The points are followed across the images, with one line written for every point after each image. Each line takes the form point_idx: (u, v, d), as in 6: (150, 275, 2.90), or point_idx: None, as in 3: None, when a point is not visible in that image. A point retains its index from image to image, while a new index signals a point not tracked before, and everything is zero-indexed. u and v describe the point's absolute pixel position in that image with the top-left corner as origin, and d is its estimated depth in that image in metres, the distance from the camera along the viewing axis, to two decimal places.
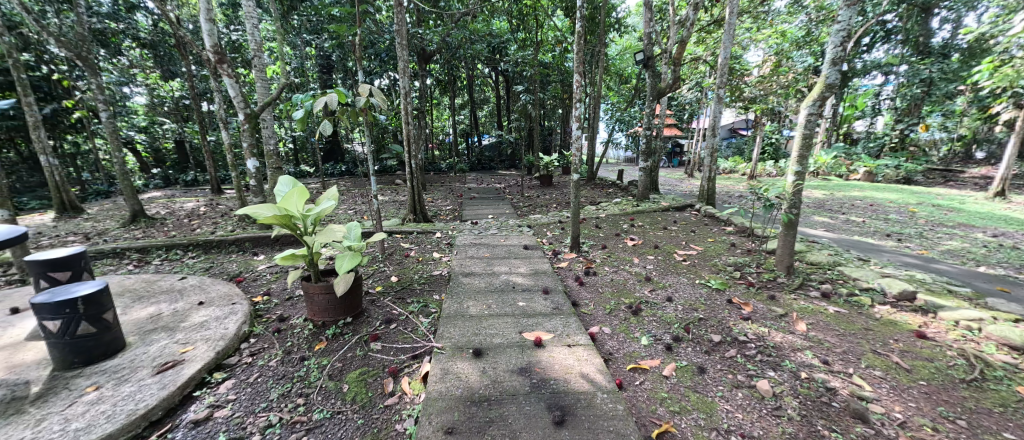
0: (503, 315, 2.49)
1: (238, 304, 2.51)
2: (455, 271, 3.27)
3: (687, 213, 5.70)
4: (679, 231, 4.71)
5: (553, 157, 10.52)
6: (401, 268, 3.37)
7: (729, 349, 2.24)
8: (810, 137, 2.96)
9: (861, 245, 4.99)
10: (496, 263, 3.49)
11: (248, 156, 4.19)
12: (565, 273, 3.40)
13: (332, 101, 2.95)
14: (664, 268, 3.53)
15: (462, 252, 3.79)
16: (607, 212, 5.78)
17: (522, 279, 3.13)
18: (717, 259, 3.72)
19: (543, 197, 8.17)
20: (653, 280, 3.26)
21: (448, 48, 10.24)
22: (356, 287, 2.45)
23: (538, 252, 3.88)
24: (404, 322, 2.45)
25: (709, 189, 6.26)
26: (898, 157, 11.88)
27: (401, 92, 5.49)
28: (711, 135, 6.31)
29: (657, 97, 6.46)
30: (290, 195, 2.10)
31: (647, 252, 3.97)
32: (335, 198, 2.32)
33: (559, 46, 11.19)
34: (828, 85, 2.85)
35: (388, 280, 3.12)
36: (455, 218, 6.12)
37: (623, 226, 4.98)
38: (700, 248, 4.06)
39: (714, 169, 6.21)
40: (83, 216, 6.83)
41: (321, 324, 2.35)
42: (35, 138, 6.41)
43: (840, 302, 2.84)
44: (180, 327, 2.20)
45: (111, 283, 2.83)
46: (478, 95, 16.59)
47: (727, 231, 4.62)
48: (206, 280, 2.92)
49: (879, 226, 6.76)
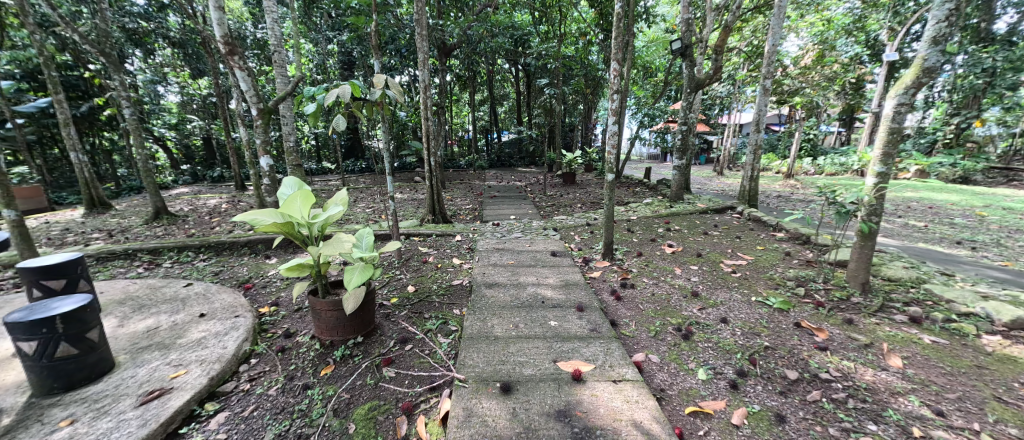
0: (533, 338, 2.16)
1: (240, 318, 2.28)
2: (477, 281, 2.96)
3: (727, 216, 5.20)
4: (722, 237, 4.24)
5: (576, 155, 10.10)
6: (418, 277, 3.08)
7: (810, 390, 1.84)
8: (898, 131, 2.49)
9: (934, 255, 4.38)
10: (522, 272, 3.17)
11: (261, 153, 3.99)
12: (599, 285, 3.04)
13: (345, 92, 2.65)
14: (711, 280, 3.12)
15: (485, 258, 3.49)
16: (638, 214, 5.36)
17: (552, 292, 2.80)
18: (772, 271, 3.27)
19: (566, 196, 7.80)
20: (701, 295, 2.86)
21: (468, 42, 9.95)
22: (369, 301, 2.17)
23: (567, 260, 3.52)
24: (420, 342, 2.17)
25: (751, 190, 5.72)
26: (953, 154, 10.74)
27: (420, 86, 5.20)
28: (755, 131, 5.74)
29: (695, 90, 5.95)
30: (292, 199, 1.82)
31: (689, 261, 3.55)
32: (345, 203, 2.01)
33: (583, 39, 10.71)
34: (928, 68, 2.38)
35: (404, 290, 2.85)
36: (475, 218, 5.85)
37: (657, 229, 4.56)
38: (749, 257, 3.60)
39: (757, 168, 5.68)
40: (112, 212, 6.96)
41: (329, 344, 2.09)
42: (66, 135, 6.54)
43: (935, 330, 2.36)
44: (176, 345, 1.98)
45: (116, 288, 2.67)
46: (498, 91, 16.29)
47: (778, 239, 4.13)
48: (213, 287, 2.72)
49: (946, 232, 6.02)
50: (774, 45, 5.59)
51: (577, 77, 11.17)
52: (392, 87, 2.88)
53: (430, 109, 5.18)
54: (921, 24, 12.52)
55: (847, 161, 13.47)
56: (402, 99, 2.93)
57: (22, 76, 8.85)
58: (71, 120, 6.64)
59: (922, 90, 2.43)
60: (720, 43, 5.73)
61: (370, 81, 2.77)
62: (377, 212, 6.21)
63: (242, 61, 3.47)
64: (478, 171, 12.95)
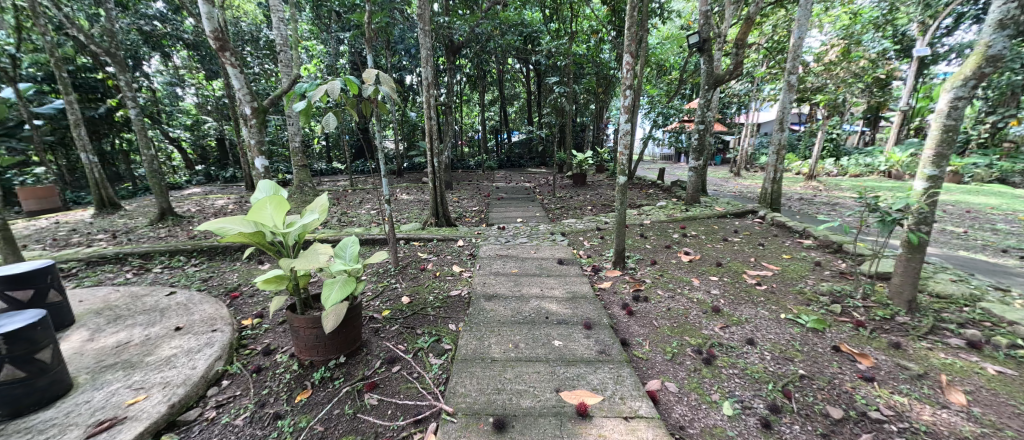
0: (534, 361, 1.93)
1: (217, 333, 2.11)
2: (477, 293, 2.74)
3: (748, 221, 4.87)
4: (743, 245, 3.94)
5: (587, 155, 9.82)
6: (415, 287, 2.87)
7: (859, 432, 1.56)
8: (954, 129, 2.18)
9: (980, 266, 3.98)
10: (525, 283, 2.93)
11: (254, 154, 3.73)
12: (609, 298, 2.79)
13: (334, 88, 2.45)
14: (733, 293, 2.84)
15: (487, 266, 3.26)
16: (651, 218, 5.08)
17: (558, 306, 2.56)
18: (802, 284, 2.96)
19: (576, 198, 7.55)
20: (722, 311, 2.58)
21: (476, 41, 9.81)
22: (353, 317, 1.96)
23: (575, 268, 3.28)
24: (408, 364, 1.96)
25: (773, 193, 5.37)
26: (989, 154, 10.07)
27: (424, 84, 5.01)
28: (778, 130, 5.36)
29: (714, 87, 5.62)
30: (263, 206, 1.62)
31: (708, 271, 3.26)
32: (324, 210, 1.83)
33: (595, 37, 10.40)
34: (992, 56, 2.07)
35: (398, 301, 2.65)
36: (480, 221, 5.66)
37: (672, 235, 4.27)
38: (775, 268, 3.29)
39: (781, 169, 5.32)
40: (121, 213, 7.01)
41: (308, 364, 1.89)
42: (76, 136, 6.60)
43: (1002, 358, 2.03)
44: (142, 364, 1.81)
45: (96, 296, 2.54)
46: (508, 90, 16.10)
47: (806, 247, 3.80)
48: (197, 296, 2.57)
49: (988, 238, 5.55)
50: (800, 37, 5.17)
51: (588, 77, 10.93)
52: (384, 83, 2.63)
53: (434, 109, 4.99)
54: (953, 18, 11.86)
55: (873, 162, 12.88)
56: (396, 96, 2.69)
57: (44, 79, 9.01)
58: (82, 120, 6.69)
59: (985, 81, 2.12)
60: (741, 35, 5.39)
61: (361, 77, 2.54)
62: (381, 214, 6.08)
63: (234, 58, 3.33)
64: (487, 172, 12.79)
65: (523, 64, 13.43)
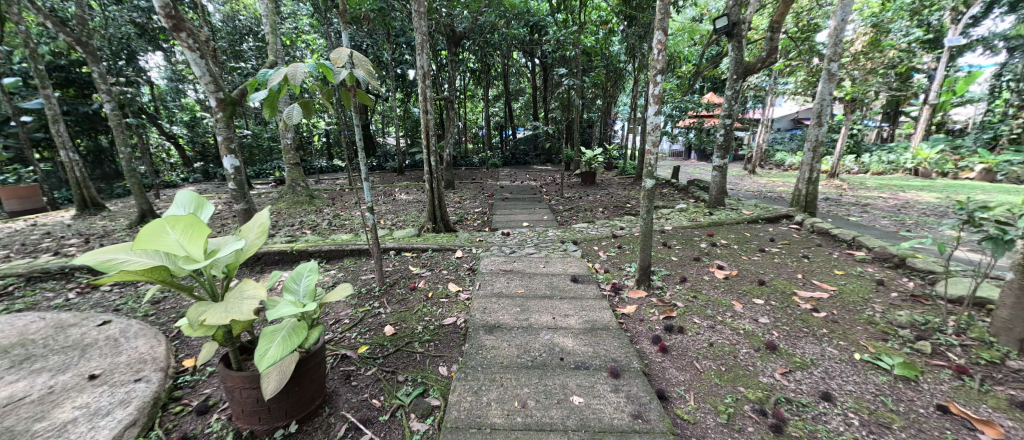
0: (548, 431, 1.45)
1: (140, 385, 1.64)
2: (475, 323, 2.26)
3: (783, 227, 4.35)
4: (783, 257, 3.42)
5: (596, 152, 9.29)
6: (401, 313, 2.40)
7: None
8: None
9: None
10: (534, 308, 2.45)
11: (223, 153, 3.18)
12: (636, 329, 2.28)
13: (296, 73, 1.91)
14: (788, 324, 2.33)
15: (489, 285, 2.78)
16: (673, 223, 4.56)
17: (576, 341, 2.07)
18: (869, 310, 2.44)
19: (585, 198, 7.07)
20: (779, 349, 2.07)
21: (479, 32, 9.31)
22: (308, 371, 1.48)
23: (592, 288, 2.79)
24: (380, 433, 1.47)
25: (809, 195, 4.83)
26: None
27: (419, 73, 4.50)
28: (816, 125, 4.77)
29: (743, 76, 5.04)
30: (165, 230, 1.13)
31: (751, 291, 2.76)
32: (261, 232, 1.34)
33: (604, 28, 9.84)
34: None
35: (379, 333, 2.18)
36: (483, 225, 5.20)
37: (700, 244, 3.76)
38: (831, 288, 2.77)
39: (817, 168, 4.77)
40: (103, 214, 6.62)
41: (249, 435, 1.42)
42: (56, 132, 6.24)
43: None
44: (21, 438, 1.34)
45: (13, 327, 2.08)
46: (513, 85, 15.56)
47: (858, 260, 3.28)
48: (135, 327, 2.11)
49: None
50: (844, 17, 4.40)
51: (596, 70, 10.39)
52: (360, 65, 2.02)
53: (431, 102, 4.48)
54: (984, 6, 11.23)
55: (898, 159, 12.21)
56: (375, 84, 2.06)
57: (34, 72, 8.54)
58: (61, 116, 6.31)
59: None
60: (776, 17, 4.80)
61: (329, 58, 1.96)
62: (376, 217, 5.63)
63: (193, 40, 2.83)
64: (491, 169, 12.29)
65: (529, 57, 12.91)
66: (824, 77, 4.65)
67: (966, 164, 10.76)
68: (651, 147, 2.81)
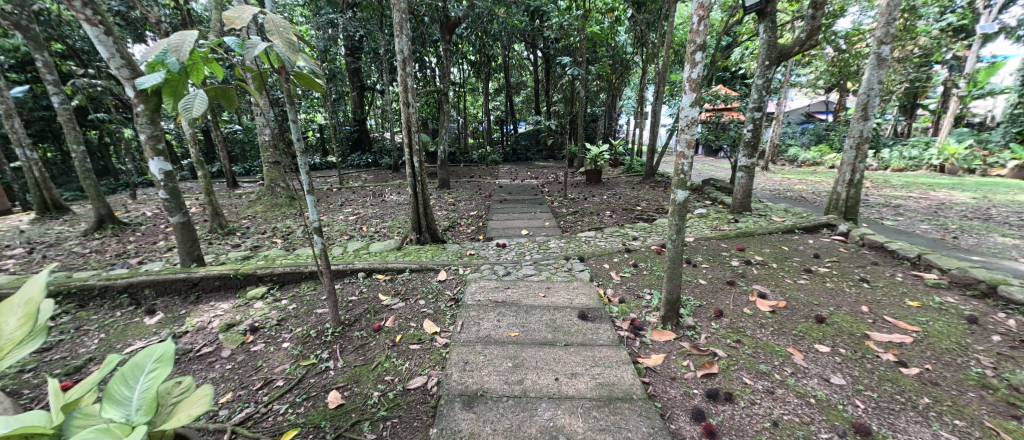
0: None
1: None
2: (453, 389, 1.67)
3: (824, 238, 3.72)
4: (838, 280, 2.80)
5: (600, 148, 8.62)
6: (354, 370, 1.81)
7: None
8: None
9: None
10: (531, 363, 1.85)
11: (150, 156, 2.56)
12: (673, 399, 1.66)
13: (181, 45, 1.32)
14: (877, 390, 1.71)
15: (475, 324, 2.21)
16: (694, 232, 3.95)
17: (588, 425, 1.47)
18: (976, 366, 1.83)
19: (589, 199, 6.45)
20: (874, 434, 1.47)
21: (475, 19, 8.63)
22: None
23: (605, 328, 2.20)
24: None
25: (849, 199, 4.21)
26: None
27: (401, 57, 3.84)
28: (862, 117, 4.07)
29: (776, 63, 4.37)
30: None
31: (810, 333, 2.15)
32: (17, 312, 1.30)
33: (612, 15, 9.06)
34: None
35: (319, 406, 1.58)
36: (476, 233, 4.62)
37: (731, 262, 3.15)
38: (915, 329, 2.16)
39: (861, 169, 4.13)
40: (64, 218, 6.06)
41: None
42: (9, 128, 5.65)
43: None
44: None
45: None
46: (514, 78, 14.83)
47: (931, 286, 2.68)
48: None
49: None
50: None
51: (601, 60, 9.68)
52: (274, 31, 1.37)
53: (413, 92, 3.80)
54: None
55: (921, 155, 11.44)
56: (299, 60, 1.41)
57: None
58: (15, 112, 5.70)
59: None
60: None
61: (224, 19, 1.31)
62: (356, 224, 5.05)
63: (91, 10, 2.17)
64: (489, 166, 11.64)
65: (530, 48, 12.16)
66: (874, 62, 3.95)
67: (996, 160, 10.01)
68: (686, 149, 2.14)
